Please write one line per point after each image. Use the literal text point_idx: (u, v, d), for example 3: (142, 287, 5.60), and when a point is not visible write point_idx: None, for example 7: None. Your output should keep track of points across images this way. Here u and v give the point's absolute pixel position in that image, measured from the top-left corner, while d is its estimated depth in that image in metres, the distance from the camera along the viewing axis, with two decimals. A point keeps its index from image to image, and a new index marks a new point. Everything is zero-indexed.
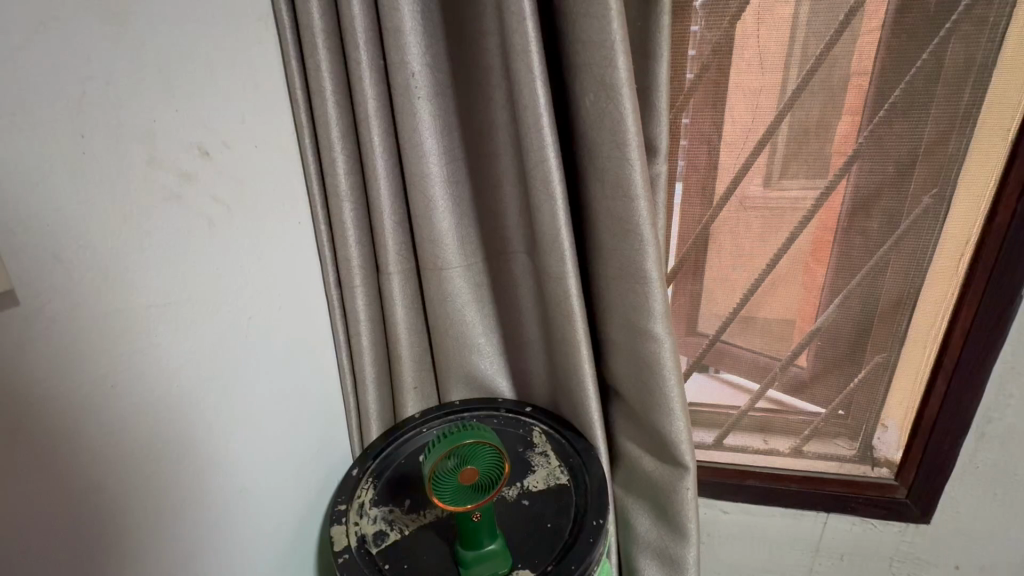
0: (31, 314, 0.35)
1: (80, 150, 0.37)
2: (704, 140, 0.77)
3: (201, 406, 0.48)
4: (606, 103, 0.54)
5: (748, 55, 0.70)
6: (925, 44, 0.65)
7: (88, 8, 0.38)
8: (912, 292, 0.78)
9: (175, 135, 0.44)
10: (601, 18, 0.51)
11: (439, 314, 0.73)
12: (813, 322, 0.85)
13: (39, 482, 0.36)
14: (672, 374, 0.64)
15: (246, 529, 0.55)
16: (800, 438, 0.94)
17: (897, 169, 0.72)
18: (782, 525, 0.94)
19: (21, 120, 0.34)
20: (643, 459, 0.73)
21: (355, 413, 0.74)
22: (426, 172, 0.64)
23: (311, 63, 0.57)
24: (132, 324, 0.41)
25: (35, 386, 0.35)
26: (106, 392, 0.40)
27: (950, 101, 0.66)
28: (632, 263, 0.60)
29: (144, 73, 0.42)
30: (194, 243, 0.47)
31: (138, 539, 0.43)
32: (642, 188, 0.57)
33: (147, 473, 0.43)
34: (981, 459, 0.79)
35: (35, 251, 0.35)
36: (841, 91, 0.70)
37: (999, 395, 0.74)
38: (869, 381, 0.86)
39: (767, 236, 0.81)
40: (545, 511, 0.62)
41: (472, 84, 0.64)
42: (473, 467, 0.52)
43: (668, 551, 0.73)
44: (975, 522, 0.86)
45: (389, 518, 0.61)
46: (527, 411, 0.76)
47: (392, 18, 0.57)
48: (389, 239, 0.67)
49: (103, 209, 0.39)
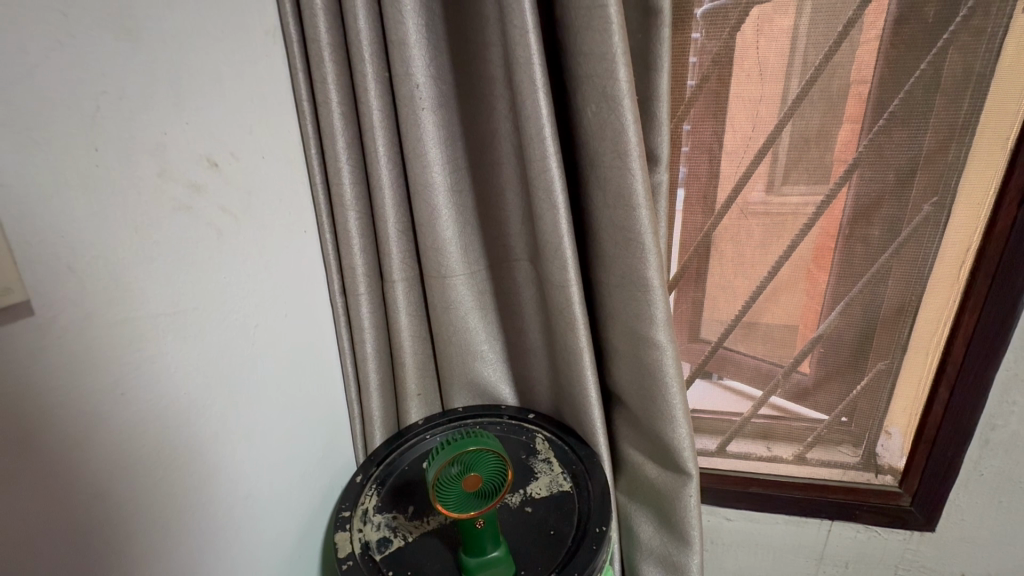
0: (46, 323, 0.36)
1: (95, 164, 0.38)
2: (705, 149, 0.77)
3: (207, 413, 0.49)
4: (607, 114, 0.55)
5: (748, 65, 0.71)
6: (924, 54, 0.65)
7: (102, 25, 0.39)
8: (914, 300, 0.78)
9: (186, 147, 0.45)
10: (601, 30, 0.52)
11: (442, 321, 0.73)
12: (815, 330, 0.85)
13: (51, 489, 0.36)
14: (674, 381, 0.65)
15: (252, 536, 0.55)
16: (802, 445, 0.94)
17: (897, 178, 0.72)
18: (785, 533, 0.94)
19: (37, 135, 0.35)
20: (645, 466, 0.74)
21: (359, 420, 0.75)
22: (430, 182, 0.65)
23: (317, 75, 0.59)
24: (140, 333, 0.42)
25: (48, 395, 0.36)
26: (116, 400, 0.41)
27: (949, 110, 0.67)
28: (633, 270, 0.61)
29: (155, 88, 0.43)
30: (204, 253, 0.47)
31: (145, 545, 0.43)
32: (642, 197, 0.57)
33: (155, 482, 0.44)
34: (986, 466, 0.79)
35: (51, 262, 0.36)
36: (841, 99, 0.70)
37: (1003, 403, 0.74)
38: (871, 388, 0.86)
39: (767, 243, 0.81)
40: (548, 519, 0.62)
41: (475, 94, 0.65)
42: (476, 474, 0.53)
43: (671, 558, 0.73)
44: (981, 531, 0.85)
45: (393, 524, 0.62)
46: (530, 417, 0.76)
47: (397, 32, 0.58)
48: (394, 247, 0.68)
49: (115, 220, 0.40)
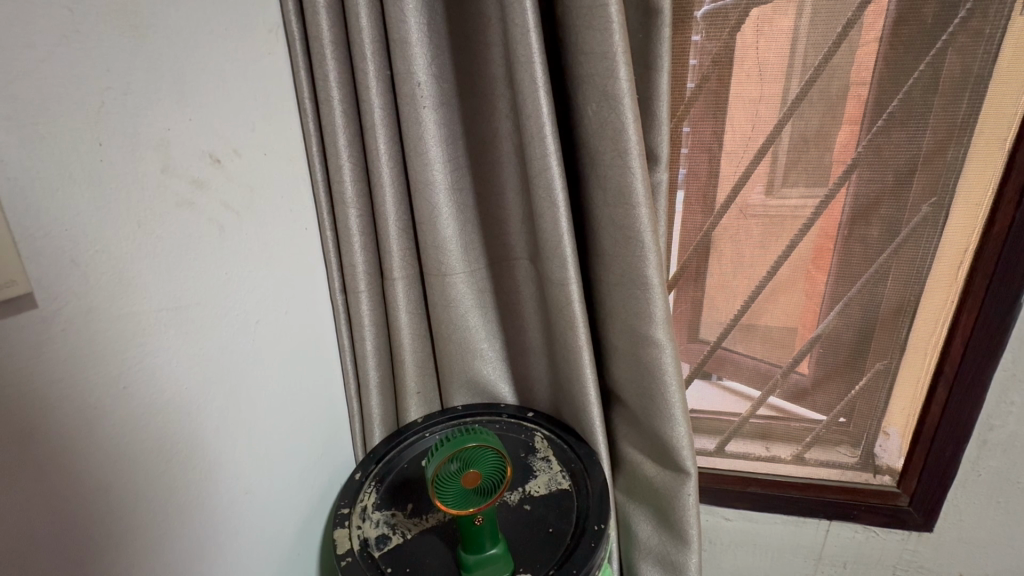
0: (50, 316, 0.36)
1: (98, 159, 0.39)
2: (705, 149, 0.78)
3: (206, 409, 0.49)
4: (607, 113, 0.56)
5: (748, 65, 0.71)
6: (922, 56, 0.66)
7: (106, 21, 0.39)
8: (912, 300, 0.78)
9: (188, 143, 0.46)
10: (602, 30, 0.52)
11: (442, 319, 0.74)
12: (813, 330, 0.85)
13: (51, 483, 0.36)
14: (673, 379, 0.65)
15: (251, 533, 0.55)
16: (801, 445, 0.94)
17: (896, 178, 0.72)
18: (783, 533, 0.94)
19: (44, 129, 0.35)
20: (644, 464, 0.74)
21: (359, 418, 0.75)
22: (431, 180, 0.65)
23: (319, 73, 0.59)
24: (143, 328, 0.42)
25: (48, 388, 0.36)
26: (118, 394, 0.41)
27: (948, 111, 0.67)
28: (633, 269, 0.61)
29: (159, 84, 0.43)
30: (204, 248, 0.48)
31: (144, 540, 0.43)
32: (641, 196, 0.57)
33: (155, 476, 0.44)
34: (984, 466, 0.79)
35: (54, 255, 0.36)
36: (840, 101, 0.71)
37: (1000, 403, 0.74)
38: (870, 388, 0.86)
39: (766, 243, 0.82)
40: (546, 517, 0.62)
41: (476, 93, 0.65)
42: (476, 471, 0.53)
43: (670, 557, 0.73)
44: (979, 531, 0.86)
45: (392, 521, 0.62)
46: (529, 416, 0.76)
47: (399, 30, 0.58)
48: (394, 245, 0.68)
49: (118, 216, 0.40)
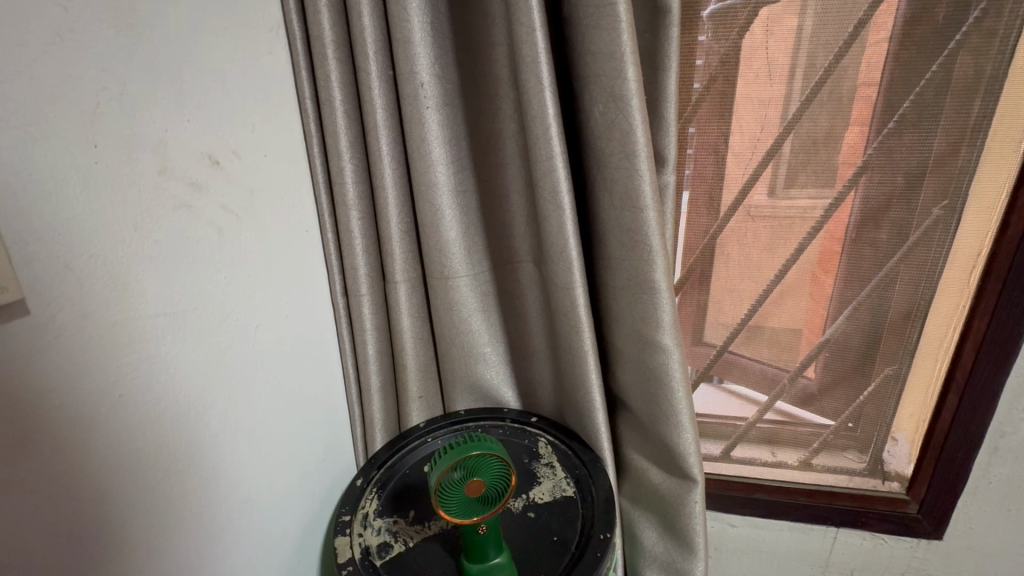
0: (44, 324, 0.35)
1: (94, 161, 0.37)
2: (711, 150, 0.77)
3: (205, 415, 0.48)
4: (615, 114, 0.54)
5: (757, 64, 0.70)
6: (934, 57, 0.65)
7: (100, 19, 0.38)
8: (923, 305, 0.77)
9: (187, 145, 0.45)
10: (610, 30, 0.51)
11: (445, 323, 0.72)
12: (822, 334, 0.84)
13: (47, 492, 0.35)
14: (680, 385, 0.64)
15: (251, 541, 0.54)
16: (808, 451, 0.93)
17: (906, 181, 0.71)
18: (790, 540, 0.93)
19: (37, 131, 0.34)
20: (650, 471, 0.73)
21: (360, 423, 0.74)
22: (434, 182, 0.64)
23: (321, 73, 0.58)
24: (140, 334, 0.41)
25: (42, 397, 0.35)
26: (115, 402, 0.40)
27: (960, 113, 0.66)
28: (640, 273, 0.60)
29: (156, 84, 0.42)
30: (203, 251, 0.47)
31: (141, 551, 0.42)
32: (650, 199, 0.56)
33: (154, 484, 0.43)
34: (995, 473, 0.78)
35: (48, 260, 0.35)
36: (849, 102, 0.69)
37: (1013, 410, 0.73)
38: (880, 393, 0.85)
39: (774, 245, 0.80)
40: (551, 525, 0.61)
41: (480, 94, 0.64)
42: (480, 479, 0.52)
43: (675, 565, 0.72)
44: (989, 539, 0.84)
45: (394, 529, 0.61)
46: (533, 421, 0.75)
47: (401, 28, 0.57)
48: (396, 248, 0.67)
49: (115, 218, 0.39)
